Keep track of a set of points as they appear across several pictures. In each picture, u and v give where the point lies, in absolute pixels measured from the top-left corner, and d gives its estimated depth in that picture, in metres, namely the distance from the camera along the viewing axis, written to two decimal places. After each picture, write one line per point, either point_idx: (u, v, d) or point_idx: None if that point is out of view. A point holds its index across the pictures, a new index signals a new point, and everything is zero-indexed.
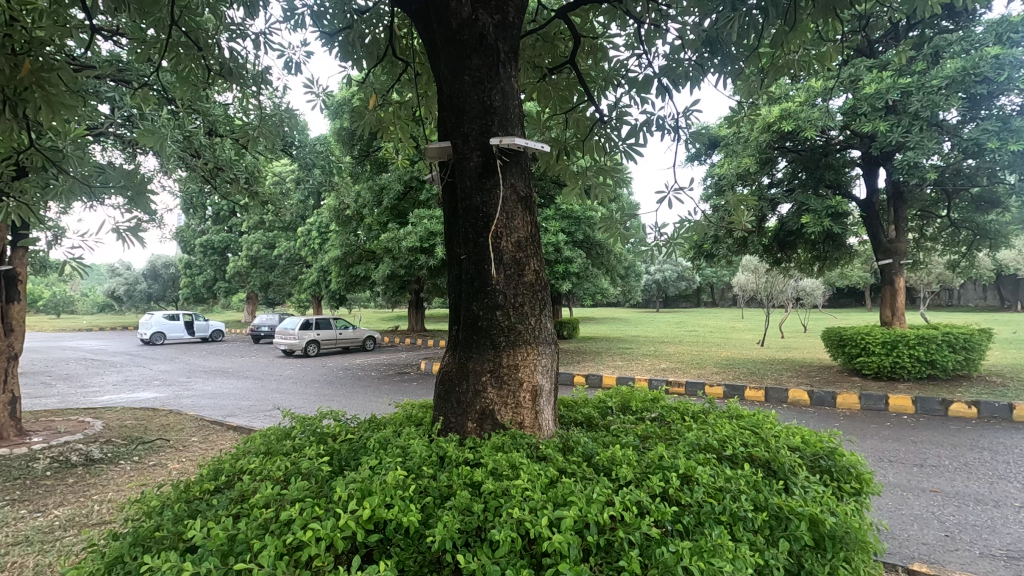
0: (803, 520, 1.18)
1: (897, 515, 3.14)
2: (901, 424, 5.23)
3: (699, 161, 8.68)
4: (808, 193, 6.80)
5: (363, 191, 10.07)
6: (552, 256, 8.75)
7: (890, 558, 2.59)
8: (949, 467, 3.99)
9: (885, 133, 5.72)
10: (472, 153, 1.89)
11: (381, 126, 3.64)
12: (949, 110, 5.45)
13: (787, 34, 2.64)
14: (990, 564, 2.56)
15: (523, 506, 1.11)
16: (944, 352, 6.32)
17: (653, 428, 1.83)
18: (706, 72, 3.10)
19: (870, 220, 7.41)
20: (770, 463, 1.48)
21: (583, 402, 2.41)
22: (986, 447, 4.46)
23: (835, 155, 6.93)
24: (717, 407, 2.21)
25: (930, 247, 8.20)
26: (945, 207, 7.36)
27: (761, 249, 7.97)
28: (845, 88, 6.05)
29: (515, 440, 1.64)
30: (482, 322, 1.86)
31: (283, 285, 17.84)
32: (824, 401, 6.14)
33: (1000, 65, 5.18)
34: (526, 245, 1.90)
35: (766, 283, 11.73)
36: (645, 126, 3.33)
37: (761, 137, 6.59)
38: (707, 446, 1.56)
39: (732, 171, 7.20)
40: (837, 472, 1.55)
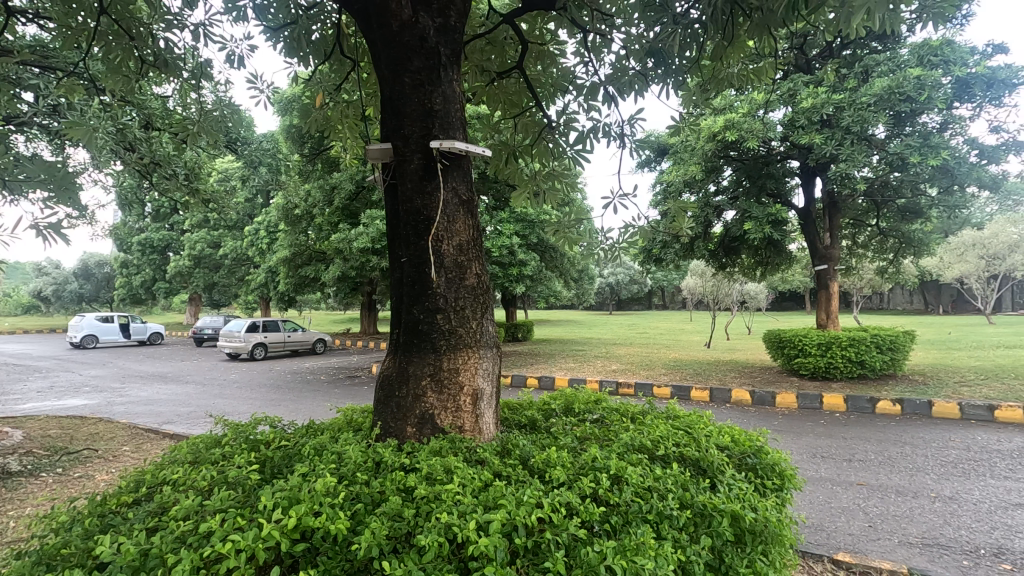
0: (725, 517, 1.23)
1: (826, 508, 3.32)
2: (834, 422, 5.52)
3: (649, 168, 8.92)
4: (751, 201, 7.09)
5: (314, 190, 9.81)
6: (506, 258, 8.81)
7: (817, 549, 2.74)
8: (874, 461, 4.25)
9: (820, 145, 6.04)
10: (413, 155, 1.88)
11: (328, 125, 3.57)
12: (877, 126, 5.80)
13: (725, 49, 2.75)
14: (907, 551, 2.74)
15: (452, 511, 1.11)
16: (872, 352, 6.72)
17: (592, 429, 1.88)
18: (649, 82, 3.19)
19: (808, 228, 7.80)
20: (699, 462, 1.53)
21: (527, 404, 2.43)
22: (908, 441, 4.77)
23: (776, 165, 7.18)
24: (656, 408, 2.27)
25: (861, 254, 8.71)
26: (875, 217, 7.83)
27: (707, 255, 8.25)
28: (784, 101, 6.36)
29: (454, 445, 1.64)
30: (423, 326, 1.85)
31: (228, 286, 17.17)
32: (764, 401, 6.42)
33: (921, 85, 5.57)
34: (468, 249, 1.91)
35: (712, 287, 12.14)
36: (592, 133, 3.40)
37: (707, 146, 6.82)
38: (640, 448, 1.61)
39: (679, 178, 7.42)
40: (762, 469, 1.62)
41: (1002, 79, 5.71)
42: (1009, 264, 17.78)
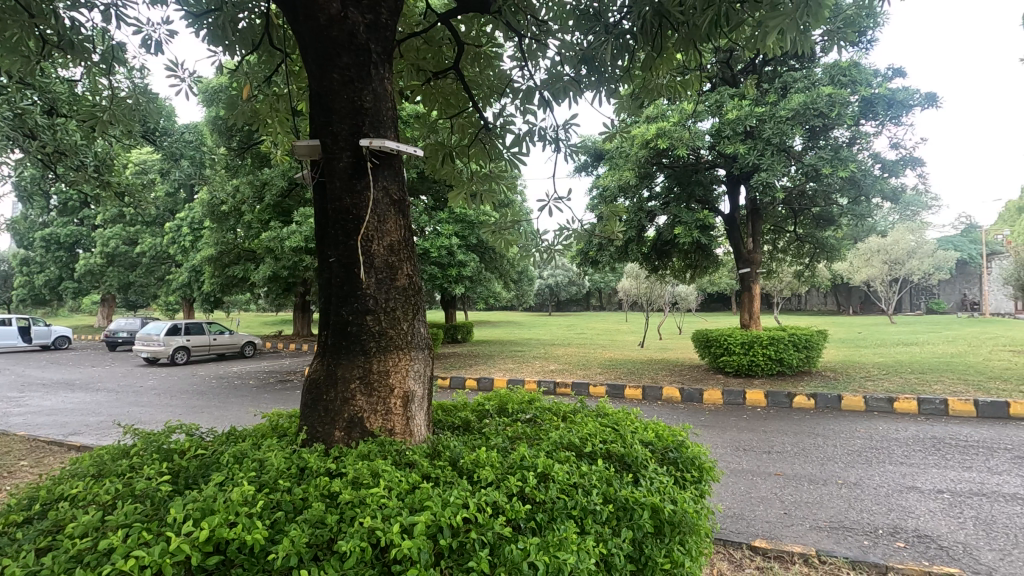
0: (646, 509, 1.28)
1: (747, 498, 3.52)
2: (755, 416, 5.86)
3: (586, 172, 9.13)
4: (681, 207, 7.41)
5: (242, 186, 9.34)
6: (445, 259, 8.78)
7: (737, 537, 2.90)
8: (790, 452, 4.54)
9: (744, 154, 6.40)
10: (342, 153, 1.84)
11: (256, 118, 3.42)
12: (794, 138, 6.21)
13: (654, 60, 2.86)
14: (817, 534, 2.95)
15: (376, 515, 1.10)
16: (789, 350, 7.19)
17: (523, 428, 1.90)
18: (584, 88, 3.26)
19: (733, 233, 8.23)
20: (624, 458, 1.58)
21: (461, 405, 2.42)
22: (820, 433, 5.13)
23: (704, 173, 7.54)
24: (588, 407, 2.32)
25: (780, 259, 9.28)
26: (792, 224, 8.38)
27: (640, 257, 8.54)
28: (711, 112, 6.69)
29: (382, 448, 1.62)
30: (352, 327, 1.82)
31: (147, 286, 16.06)
32: (693, 398, 6.72)
33: (832, 103, 6.01)
34: (398, 249, 1.88)
35: (646, 288, 12.58)
36: (528, 136, 3.44)
37: (640, 152, 7.06)
38: (569, 446, 1.64)
39: (614, 183, 7.65)
40: (683, 463, 1.69)
41: (900, 100, 6.29)
42: (908, 269, 19.54)
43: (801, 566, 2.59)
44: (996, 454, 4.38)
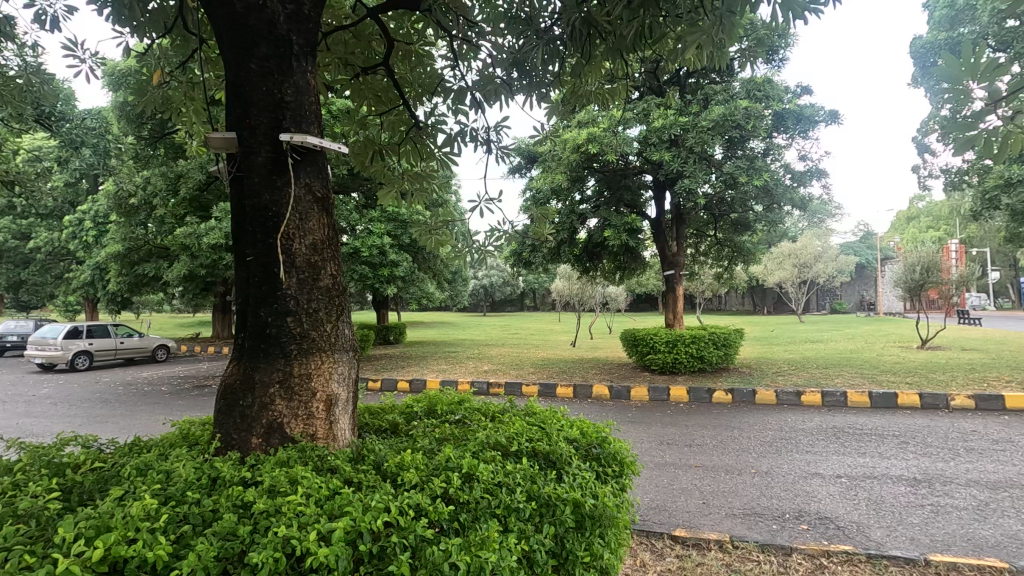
0: (567, 505, 1.31)
1: (669, 489, 3.68)
2: (678, 411, 6.14)
3: (520, 174, 9.22)
4: (611, 210, 7.64)
5: (155, 177, 8.71)
6: (377, 258, 8.59)
7: (659, 527, 3.03)
8: (709, 445, 4.80)
9: (669, 161, 6.69)
10: (260, 147, 1.76)
11: (168, 106, 3.20)
12: (714, 147, 6.57)
13: (583, 67, 2.93)
14: (731, 521, 3.14)
15: (292, 523, 1.06)
16: (710, 348, 7.60)
17: (451, 429, 1.89)
18: (515, 91, 3.29)
19: (659, 237, 8.59)
20: (549, 455, 1.62)
21: (389, 408, 2.38)
22: (736, 426, 5.46)
23: (632, 178, 7.83)
24: (516, 406, 2.34)
25: (702, 262, 9.78)
26: (713, 229, 8.85)
27: (572, 259, 8.74)
28: (639, 120, 6.96)
29: (303, 454, 1.56)
30: (271, 330, 1.74)
31: (42, 285, 14.62)
32: (621, 395, 6.95)
33: (748, 115, 6.40)
34: (322, 249, 1.83)
35: (578, 289, 12.88)
36: (459, 136, 3.43)
37: (572, 156, 7.22)
38: (495, 445, 1.66)
39: (547, 186, 7.77)
40: (605, 459, 1.75)
41: (808, 116, 6.80)
42: (814, 272, 21.18)
43: (716, 552, 2.74)
44: (886, 440, 4.84)
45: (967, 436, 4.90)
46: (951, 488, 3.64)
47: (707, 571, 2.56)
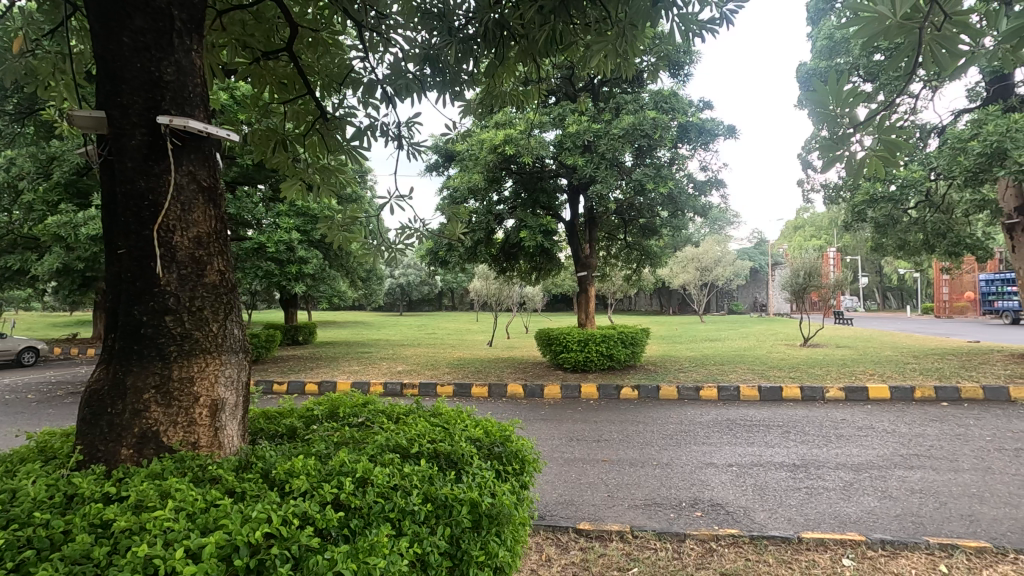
0: (464, 505, 1.31)
1: (577, 484, 3.80)
2: (588, 408, 6.35)
3: (437, 172, 9.14)
4: (527, 212, 7.75)
5: (21, 158, 7.72)
6: (284, 255, 8.15)
7: (566, 522, 3.11)
8: (616, 439, 5.00)
9: (582, 166, 6.91)
10: (134, 130, 1.62)
11: (33, 78, 2.85)
12: (625, 154, 6.86)
13: (498, 67, 2.94)
14: (633, 511, 3.29)
15: (157, 541, 0.98)
16: (618, 347, 7.93)
17: (351, 433, 1.83)
18: (427, 87, 3.22)
19: (573, 239, 8.83)
20: (450, 455, 1.61)
21: (287, 412, 2.26)
22: (641, 420, 5.74)
23: (548, 181, 8.00)
24: (423, 407, 2.31)
25: (613, 264, 10.17)
26: (623, 233, 9.24)
27: (489, 258, 8.77)
28: (554, 124, 7.15)
29: (181, 465, 1.45)
30: (146, 330, 1.59)
31: None
32: (534, 394, 7.08)
33: (655, 125, 6.74)
34: (207, 242, 1.71)
35: (495, 289, 12.97)
36: (369, 130, 3.33)
37: (489, 157, 7.26)
38: (395, 448, 1.62)
39: (465, 185, 7.75)
40: (507, 457, 1.76)
41: (708, 129, 7.28)
42: (714, 275, 22.77)
43: (617, 542, 2.86)
44: (771, 431, 5.27)
45: (838, 424, 5.47)
46: (823, 471, 4.04)
47: (609, 561, 2.66)
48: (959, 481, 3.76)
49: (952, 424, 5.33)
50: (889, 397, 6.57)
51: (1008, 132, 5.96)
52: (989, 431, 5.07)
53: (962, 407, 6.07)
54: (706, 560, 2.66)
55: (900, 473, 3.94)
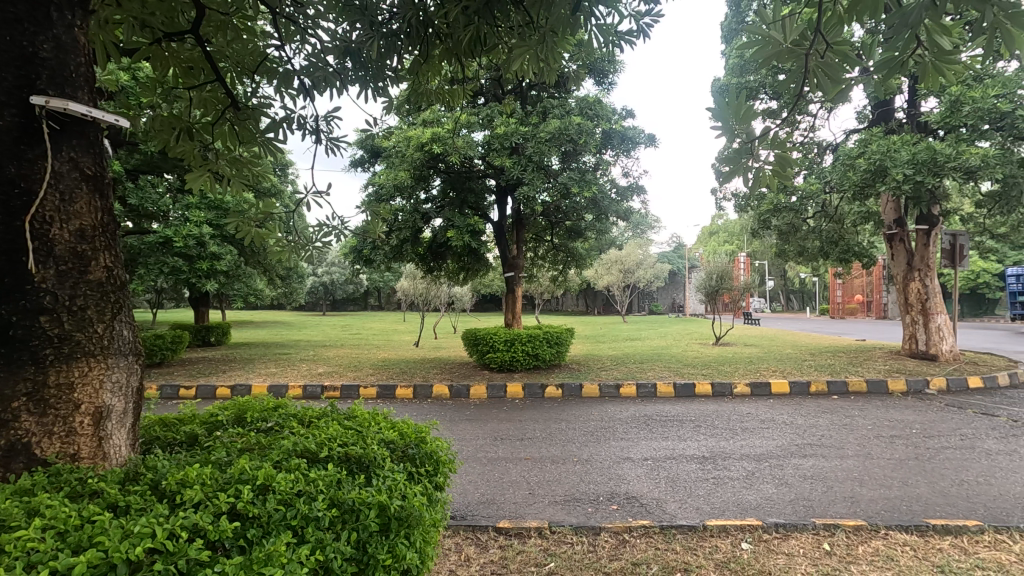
0: (372, 509, 1.28)
1: (499, 483, 3.83)
2: (514, 407, 6.42)
3: (362, 168, 8.91)
4: (455, 211, 7.71)
5: None
6: (194, 250, 7.63)
7: (486, 521, 3.13)
8: (539, 437, 5.09)
9: (510, 168, 6.99)
10: (2, 110, 1.46)
11: None
12: (552, 158, 7.00)
13: (422, 64, 2.91)
14: (553, 508, 3.36)
15: (18, 565, 0.89)
16: (544, 346, 8.08)
17: (257, 438, 1.75)
18: (347, 82, 3.13)
19: (501, 240, 8.90)
20: (362, 459, 1.58)
21: (187, 418, 2.12)
22: (564, 418, 5.87)
23: (476, 181, 7.99)
24: (337, 409, 2.25)
25: (540, 265, 10.33)
26: (550, 235, 9.42)
27: (415, 258, 8.65)
28: (482, 125, 7.17)
29: (57, 478, 1.33)
30: (14, 334, 1.43)
31: None
32: (461, 394, 7.07)
33: (580, 131, 6.96)
34: (91, 236, 1.59)
35: (422, 289, 12.82)
36: (285, 123, 3.19)
37: (415, 154, 7.19)
38: (303, 453, 1.57)
39: (390, 182, 7.60)
40: (420, 459, 1.75)
41: (631, 137, 7.57)
42: (636, 277, 23.75)
43: (535, 538, 2.92)
44: (684, 425, 5.57)
45: (744, 418, 5.87)
46: (729, 462, 4.33)
47: (527, 557, 2.70)
48: (843, 466, 4.15)
49: (840, 416, 5.87)
50: (788, 391, 7.15)
51: (888, 152, 6.66)
52: (870, 421, 5.63)
53: (849, 399, 6.70)
54: (619, 551, 2.77)
55: (794, 462, 4.29)
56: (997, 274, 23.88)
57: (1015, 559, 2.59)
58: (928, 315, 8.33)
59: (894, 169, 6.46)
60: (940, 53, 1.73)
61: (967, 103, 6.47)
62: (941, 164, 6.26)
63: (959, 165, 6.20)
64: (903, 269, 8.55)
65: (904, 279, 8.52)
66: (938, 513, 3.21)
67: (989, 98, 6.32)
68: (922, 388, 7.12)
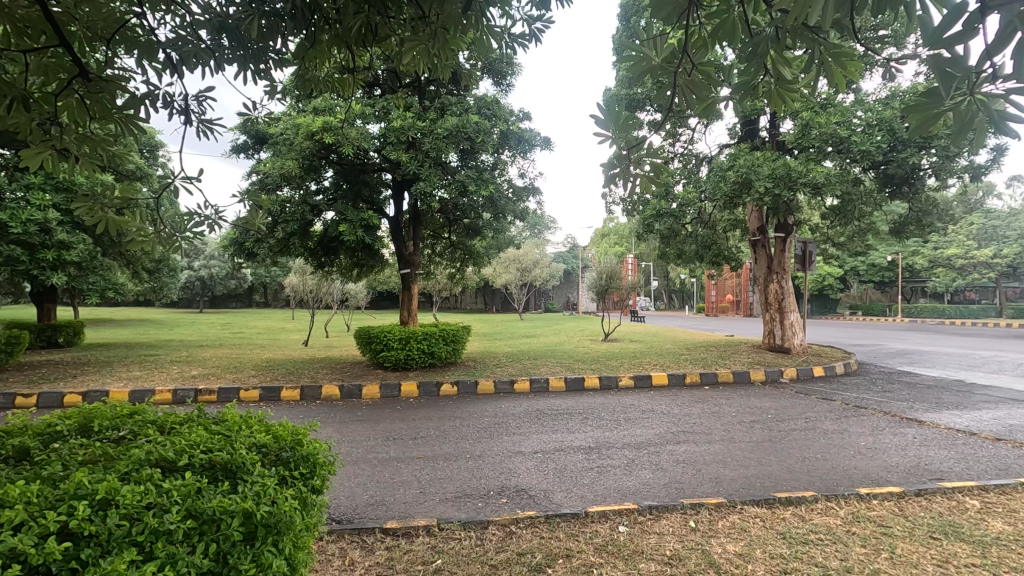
0: (235, 518, 1.21)
1: (389, 483, 3.76)
2: (408, 406, 6.32)
3: (245, 154, 8.31)
4: (347, 205, 7.42)
5: None
6: (36, 237, 6.66)
7: (373, 523, 3.06)
8: (432, 435, 5.06)
9: (406, 162, 6.86)
10: None
11: None
12: (449, 154, 6.97)
13: (309, 50, 2.75)
14: (443, 505, 3.36)
15: None
16: (439, 344, 8.05)
17: (106, 448, 1.58)
18: (223, 61, 2.87)
19: (396, 236, 8.72)
20: (229, 465, 1.48)
21: (18, 429, 1.85)
22: (458, 415, 5.88)
23: (371, 174, 7.70)
24: (206, 414, 2.09)
25: (437, 262, 10.25)
26: (448, 232, 9.37)
27: (304, 252, 8.21)
28: (378, 117, 6.97)
29: None
30: None
31: None
32: (352, 394, 6.84)
33: (478, 129, 7.01)
34: None
35: (312, 285, 12.21)
36: (149, 100, 2.90)
37: (305, 143, 6.82)
38: (158, 462, 1.44)
39: (276, 171, 7.14)
40: (293, 463, 1.67)
41: (527, 138, 7.73)
42: (533, 276, 24.29)
43: (423, 537, 2.90)
44: (573, 418, 5.83)
45: (627, 409, 6.25)
46: (611, 451, 4.59)
47: (414, 556, 2.68)
48: (710, 450, 4.56)
49: (710, 404, 6.45)
50: (667, 383, 7.72)
51: (752, 166, 7.43)
52: (734, 408, 6.25)
53: (718, 389, 7.39)
54: (506, 543, 2.84)
55: (669, 448, 4.65)
56: (839, 277, 27.50)
57: (840, 522, 3.01)
58: (783, 313, 9.40)
59: (757, 182, 7.21)
60: (783, 81, 1.97)
61: (815, 127, 7.40)
62: (794, 179, 7.09)
63: (808, 180, 7.05)
64: (764, 271, 9.56)
65: (764, 280, 9.52)
66: (784, 487, 3.64)
67: (831, 124, 7.27)
68: (777, 377, 8.02)
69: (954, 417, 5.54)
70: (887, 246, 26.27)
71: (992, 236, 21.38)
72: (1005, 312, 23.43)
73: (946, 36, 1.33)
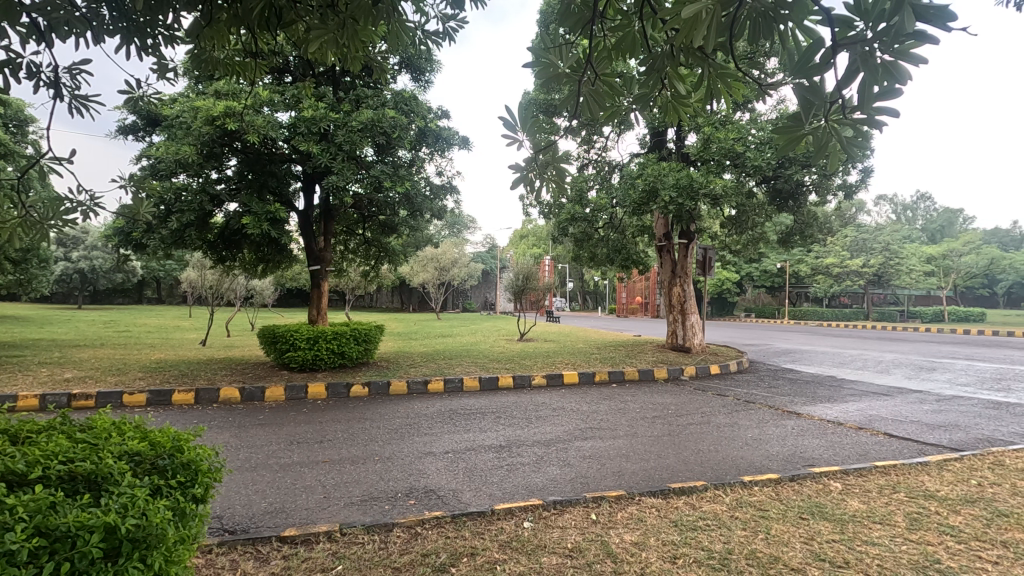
0: (94, 533, 1.12)
1: (290, 488, 3.60)
2: (314, 408, 6.07)
3: (134, 136, 7.59)
4: (251, 196, 6.96)
5: None
6: None
7: (269, 532, 2.90)
8: (340, 438, 4.89)
9: (317, 154, 6.57)
10: None
11: None
12: (363, 148, 6.77)
13: (205, 28, 2.55)
14: (347, 509, 3.26)
15: None
16: (350, 343, 7.79)
17: None
18: (103, 32, 2.60)
19: (306, 230, 8.33)
20: (92, 476, 1.34)
21: None
22: (368, 417, 5.73)
23: (279, 165, 7.28)
24: (71, 421, 1.89)
25: (350, 259, 9.92)
26: (362, 229, 9.09)
27: (202, 246, 7.64)
28: (287, 105, 6.62)
29: None
30: None
31: None
32: (254, 396, 6.46)
33: (394, 124, 6.85)
34: None
35: (212, 281, 11.38)
36: (11, 67, 2.57)
37: (204, 128, 6.34)
38: (5, 477, 1.29)
39: (170, 156, 6.60)
40: (171, 470, 1.55)
41: (445, 137, 7.69)
42: (451, 275, 24.14)
43: (323, 543, 2.79)
44: (485, 417, 5.86)
45: (539, 407, 6.38)
46: (522, 449, 4.67)
47: (312, 564, 2.57)
48: (614, 445, 4.77)
49: (617, 401, 6.74)
50: (577, 381, 7.97)
51: (659, 176, 7.85)
52: (639, 404, 6.57)
53: (624, 387, 7.74)
54: (410, 544, 2.80)
55: (577, 444, 4.80)
56: (735, 282, 29.71)
57: (726, 508, 3.26)
58: (685, 314, 10.02)
59: (663, 191, 7.64)
60: (678, 95, 2.09)
61: (715, 142, 7.94)
62: (696, 189, 7.57)
63: (707, 191, 7.55)
64: (668, 275, 10.15)
65: (669, 284, 10.10)
66: (678, 477, 3.87)
67: (729, 140, 7.84)
68: (679, 375, 8.53)
69: (826, 409, 6.17)
70: (777, 253, 28.76)
71: (862, 247, 24.01)
72: (871, 315, 26.50)
73: (811, 63, 1.49)
